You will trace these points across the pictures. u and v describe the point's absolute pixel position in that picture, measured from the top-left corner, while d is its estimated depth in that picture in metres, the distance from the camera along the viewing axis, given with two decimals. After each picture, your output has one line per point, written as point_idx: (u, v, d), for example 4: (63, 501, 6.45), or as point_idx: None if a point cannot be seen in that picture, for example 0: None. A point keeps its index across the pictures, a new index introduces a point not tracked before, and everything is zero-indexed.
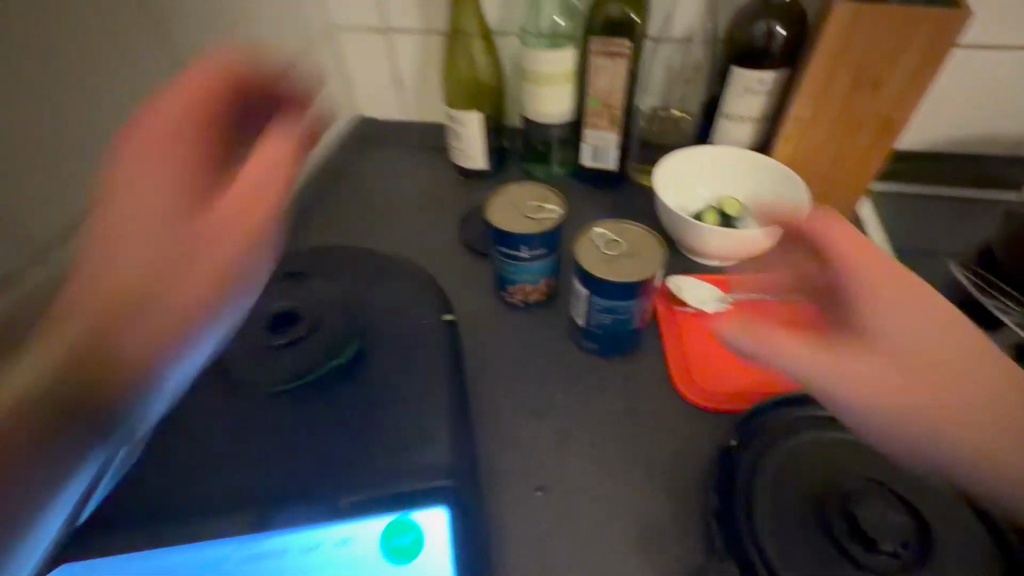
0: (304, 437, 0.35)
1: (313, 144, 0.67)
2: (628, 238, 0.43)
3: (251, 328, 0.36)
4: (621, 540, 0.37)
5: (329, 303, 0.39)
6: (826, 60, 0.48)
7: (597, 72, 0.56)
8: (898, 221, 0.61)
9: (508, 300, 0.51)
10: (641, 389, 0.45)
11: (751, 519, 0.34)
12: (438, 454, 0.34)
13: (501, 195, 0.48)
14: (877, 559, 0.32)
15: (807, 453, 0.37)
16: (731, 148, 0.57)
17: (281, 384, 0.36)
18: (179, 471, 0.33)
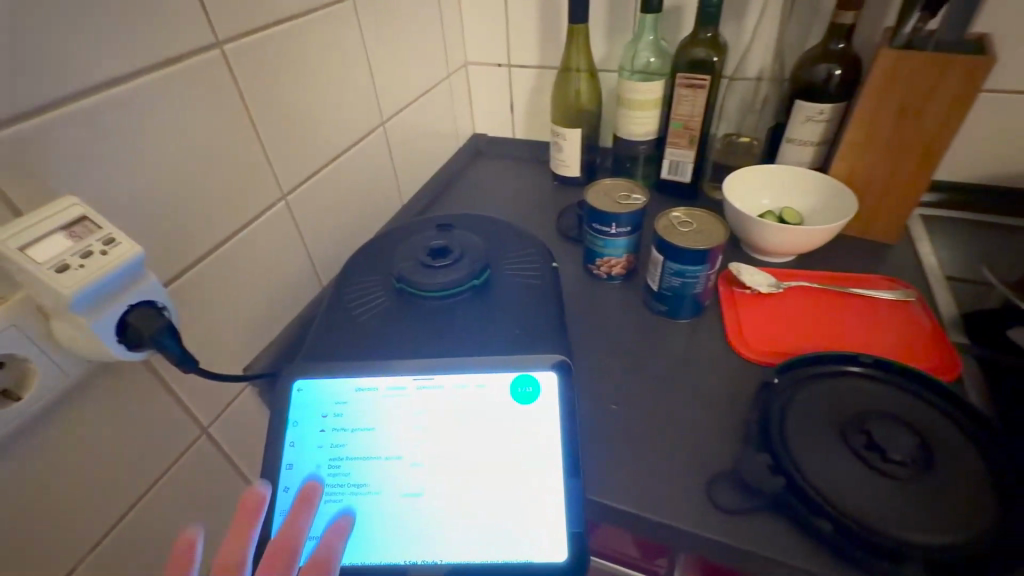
0: (456, 328, 0.48)
1: (440, 151, 0.85)
2: (697, 220, 0.55)
3: (417, 257, 0.52)
4: (679, 442, 0.48)
5: (474, 242, 0.54)
6: (871, 96, 0.59)
7: (680, 101, 0.69)
8: (949, 242, 0.69)
9: (595, 273, 0.65)
10: (702, 345, 0.57)
11: (785, 429, 0.45)
12: (551, 345, 0.46)
13: (596, 186, 0.62)
14: (887, 464, 0.41)
15: (834, 389, 0.47)
16: (793, 167, 0.67)
17: (435, 290, 0.50)
18: (375, 337, 0.48)
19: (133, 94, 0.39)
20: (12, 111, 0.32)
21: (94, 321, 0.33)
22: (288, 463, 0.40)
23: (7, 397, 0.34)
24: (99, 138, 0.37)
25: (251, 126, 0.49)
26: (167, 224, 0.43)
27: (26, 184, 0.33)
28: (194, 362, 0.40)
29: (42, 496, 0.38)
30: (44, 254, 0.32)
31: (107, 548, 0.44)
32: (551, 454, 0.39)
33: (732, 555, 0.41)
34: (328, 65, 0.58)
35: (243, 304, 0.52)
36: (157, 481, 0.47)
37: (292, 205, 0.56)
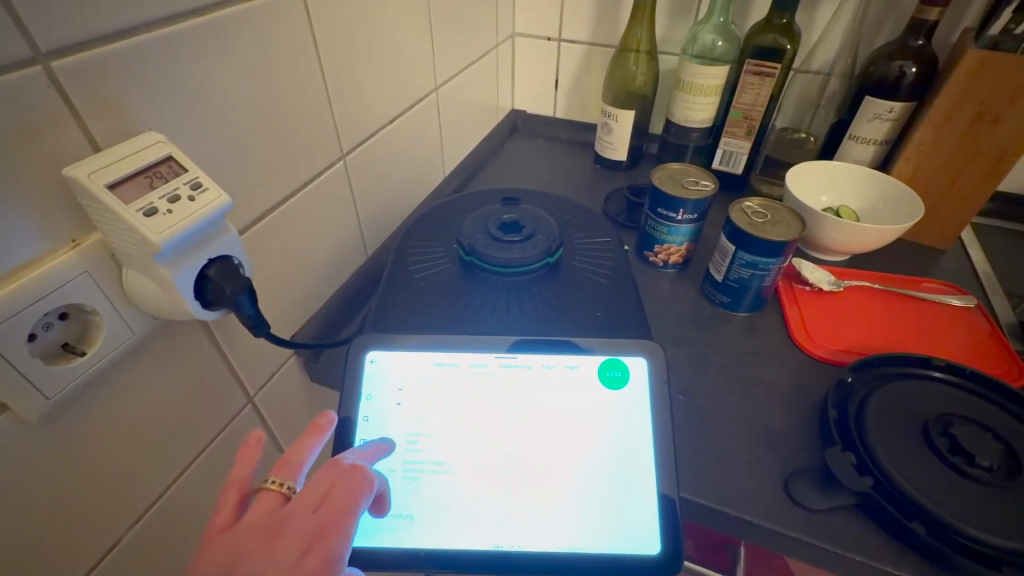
0: (530, 306, 0.46)
1: (480, 125, 0.81)
2: (770, 212, 0.54)
3: (487, 229, 0.50)
4: (749, 438, 0.46)
5: (542, 219, 0.51)
6: (950, 96, 0.58)
7: (745, 89, 0.67)
8: (996, 249, 0.70)
9: (651, 260, 0.63)
10: (764, 339, 0.55)
11: (863, 428, 0.44)
12: (630, 329, 0.45)
13: (661, 169, 0.59)
14: (973, 468, 0.41)
15: (907, 390, 0.47)
16: (853, 164, 0.66)
17: (506, 266, 0.47)
18: (442, 312, 0.46)
19: (217, 24, 0.35)
20: (100, 27, 0.28)
21: (176, 273, 0.30)
22: (363, 439, 0.38)
23: (70, 352, 0.31)
24: (181, 69, 0.33)
25: (321, 76, 0.46)
26: (235, 174, 0.39)
27: (106, 113, 0.30)
28: (264, 325, 0.37)
29: (96, 461, 0.35)
30: (131, 196, 0.29)
31: (152, 520, 0.41)
32: (642, 440, 0.39)
33: (817, 552, 0.40)
34: (396, 20, 0.54)
35: (296, 268, 0.48)
36: (205, 450, 0.44)
37: (349, 166, 0.52)
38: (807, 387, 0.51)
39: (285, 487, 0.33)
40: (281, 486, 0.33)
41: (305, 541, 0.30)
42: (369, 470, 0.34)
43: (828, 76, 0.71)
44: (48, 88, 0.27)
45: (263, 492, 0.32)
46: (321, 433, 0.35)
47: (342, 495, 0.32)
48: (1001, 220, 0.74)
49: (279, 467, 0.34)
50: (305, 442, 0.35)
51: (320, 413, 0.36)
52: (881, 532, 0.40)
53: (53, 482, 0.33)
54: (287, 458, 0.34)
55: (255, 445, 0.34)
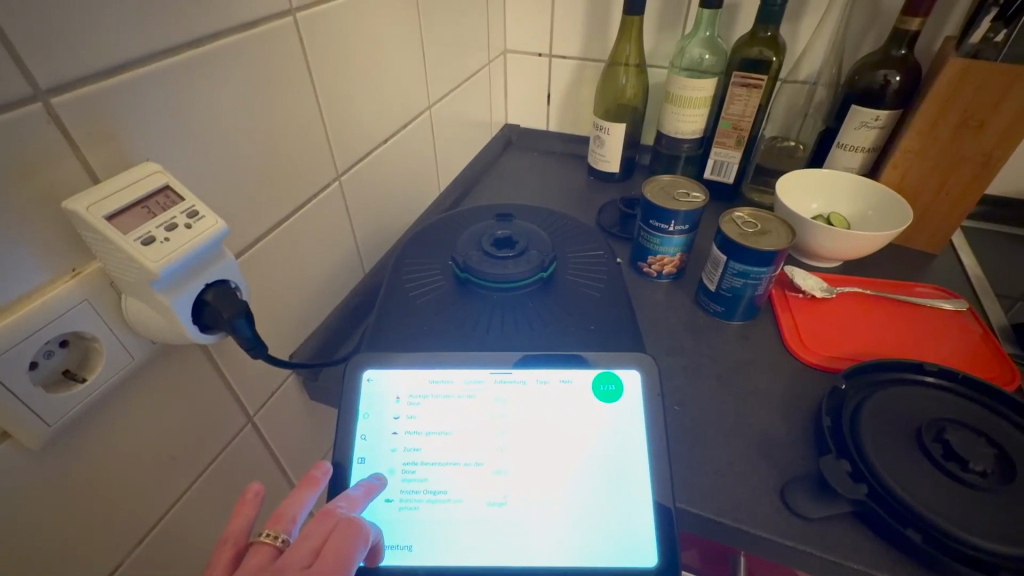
0: (525, 321, 0.47)
1: (474, 140, 0.82)
2: (760, 222, 0.55)
3: (481, 245, 0.50)
4: (745, 448, 0.46)
5: (535, 234, 0.52)
6: (935, 104, 0.59)
7: (733, 100, 0.68)
8: (986, 253, 0.70)
9: (645, 271, 0.63)
10: (759, 347, 0.56)
11: (857, 435, 0.44)
12: (624, 341, 0.46)
13: (652, 181, 0.60)
14: (967, 473, 0.41)
15: (901, 396, 0.47)
16: (842, 171, 0.67)
17: (500, 282, 0.48)
18: (439, 328, 0.46)
19: (211, 54, 0.36)
20: (97, 62, 0.29)
21: (174, 299, 0.31)
22: (361, 458, 0.38)
23: (70, 379, 0.32)
24: (176, 98, 0.34)
25: (315, 100, 0.47)
26: (231, 198, 0.40)
27: (105, 145, 0.30)
28: (263, 346, 0.38)
29: (97, 486, 0.35)
30: (130, 226, 0.29)
31: (153, 544, 0.41)
32: (637, 453, 0.39)
33: (815, 561, 0.40)
34: (387, 42, 0.55)
35: (294, 288, 0.49)
36: (205, 471, 0.44)
37: (344, 186, 0.53)
38: (801, 394, 0.51)
39: (280, 540, 0.32)
40: (275, 539, 0.32)
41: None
42: (363, 524, 0.34)
43: (814, 85, 0.72)
44: (48, 124, 0.28)
45: (257, 546, 0.32)
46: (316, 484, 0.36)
47: (339, 547, 0.32)
48: (991, 223, 0.75)
49: (273, 520, 0.33)
50: (301, 493, 0.35)
51: (315, 464, 0.36)
52: (879, 540, 0.41)
53: (55, 508, 0.33)
54: (283, 510, 0.34)
55: (253, 499, 0.35)
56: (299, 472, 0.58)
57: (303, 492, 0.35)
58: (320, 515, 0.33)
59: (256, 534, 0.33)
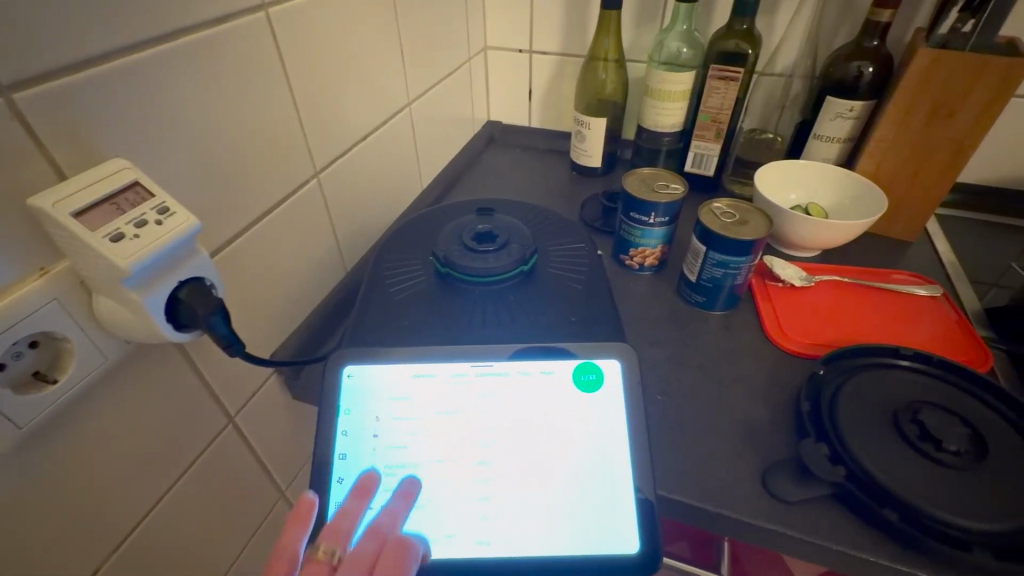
0: (506, 314, 0.47)
1: (456, 137, 0.82)
2: (738, 212, 0.55)
3: (461, 240, 0.50)
4: (726, 434, 0.47)
5: (516, 228, 0.52)
6: (906, 94, 0.60)
7: (711, 93, 0.68)
8: (959, 239, 0.72)
9: (627, 263, 0.64)
10: (739, 336, 0.57)
11: (836, 420, 0.45)
12: (605, 331, 0.46)
13: (633, 174, 0.60)
14: (941, 453, 0.42)
15: (877, 379, 0.48)
16: (818, 162, 0.68)
17: (483, 275, 0.48)
18: (421, 323, 0.46)
19: (183, 49, 0.36)
20: (63, 57, 0.29)
21: (147, 297, 0.31)
22: (342, 453, 0.38)
23: (41, 380, 0.31)
24: (146, 94, 0.34)
25: (290, 96, 0.46)
26: (205, 195, 0.39)
27: (72, 142, 0.30)
28: (240, 345, 0.37)
29: (74, 490, 0.35)
30: (99, 223, 0.29)
31: (133, 548, 0.40)
32: (618, 442, 0.39)
33: (795, 544, 0.41)
34: (365, 38, 0.55)
35: (273, 287, 0.49)
36: (185, 474, 0.43)
37: (323, 183, 0.53)
38: (781, 381, 0.52)
39: (334, 555, 0.35)
40: (330, 554, 0.35)
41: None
42: (410, 539, 0.35)
43: (791, 77, 0.73)
44: (11, 120, 0.27)
45: (315, 564, 0.34)
46: (357, 502, 0.36)
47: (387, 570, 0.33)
48: (964, 210, 0.76)
49: (330, 533, 0.35)
50: (352, 504, 0.36)
51: (365, 475, 0.37)
52: (857, 522, 0.41)
53: (29, 513, 0.33)
54: (337, 525, 0.35)
55: (308, 508, 0.36)
56: (284, 472, 0.57)
57: (350, 505, 0.36)
58: (370, 534, 0.35)
59: (312, 548, 0.35)
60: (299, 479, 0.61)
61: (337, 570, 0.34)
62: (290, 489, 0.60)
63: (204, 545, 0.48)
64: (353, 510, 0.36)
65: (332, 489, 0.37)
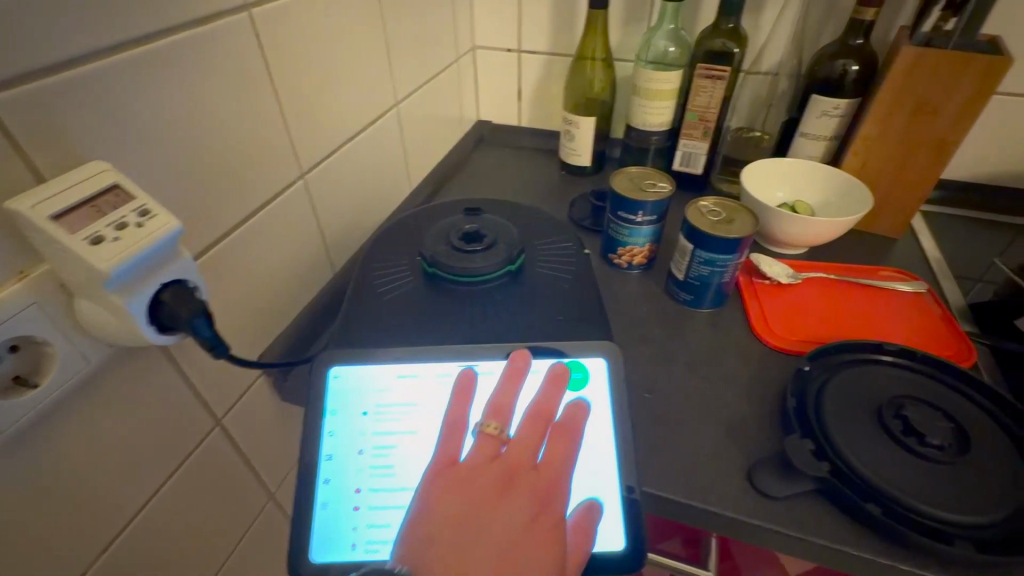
0: (494, 313, 0.47)
1: (446, 137, 0.82)
2: (724, 210, 0.56)
3: (449, 240, 0.50)
4: (713, 432, 0.47)
5: (504, 227, 0.52)
6: (891, 92, 0.61)
7: (698, 91, 0.68)
8: (944, 236, 0.72)
9: (616, 262, 0.64)
10: (727, 334, 0.57)
11: (821, 416, 0.45)
12: (592, 329, 0.46)
13: (620, 173, 0.60)
14: (924, 447, 0.42)
15: (861, 375, 0.48)
16: (805, 160, 0.68)
17: (470, 276, 0.48)
18: (408, 323, 0.46)
19: (165, 50, 0.35)
20: (42, 57, 0.29)
21: (127, 300, 0.31)
22: (328, 454, 0.38)
23: (22, 384, 0.31)
24: (129, 95, 0.33)
25: (275, 97, 0.46)
26: (189, 197, 0.39)
27: (50, 145, 0.30)
28: (225, 348, 0.37)
29: (58, 495, 0.35)
30: (78, 226, 0.29)
31: (119, 552, 0.40)
32: (604, 439, 0.40)
33: (781, 539, 0.41)
34: (352, 38, 0.55)
35: (260, 288, 0.48)
36: (172, 476, 0.43)
37: (309, 184, 0.53)
38: (767, 378, 0.52)
39: (501, 430, 0.37)
40: (498, 431, 0.37)
41: (535, 504, 0.35)
42: (572, 411, 0.39)
43: (777, 76, 0.73)
44: None
45: (487, 434, 0.37)
46: (512, 373, 0.40)
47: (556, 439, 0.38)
48: (949, 207, 0.77)
49: (494, 413, 0.38)
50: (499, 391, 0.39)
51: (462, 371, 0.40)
52: (842, 516, 0.42)
53: (12, 518, 0.32)
54: (500, 404, 0.39)
55: (468, 384, 0.39)
56: (272, 474, 0.57)
57: (505, 383, 0.40)
58: (535, 405, 0.39)
59: (478, 424, 0.38)
60: (289, 481, 0.61)
61: (506, 447, 0.37)
62: (279, 491, 0.59)
63: (192, 548, 0.47)
64: (504, 384, 0.40)
65: (318, 490, 0.37)
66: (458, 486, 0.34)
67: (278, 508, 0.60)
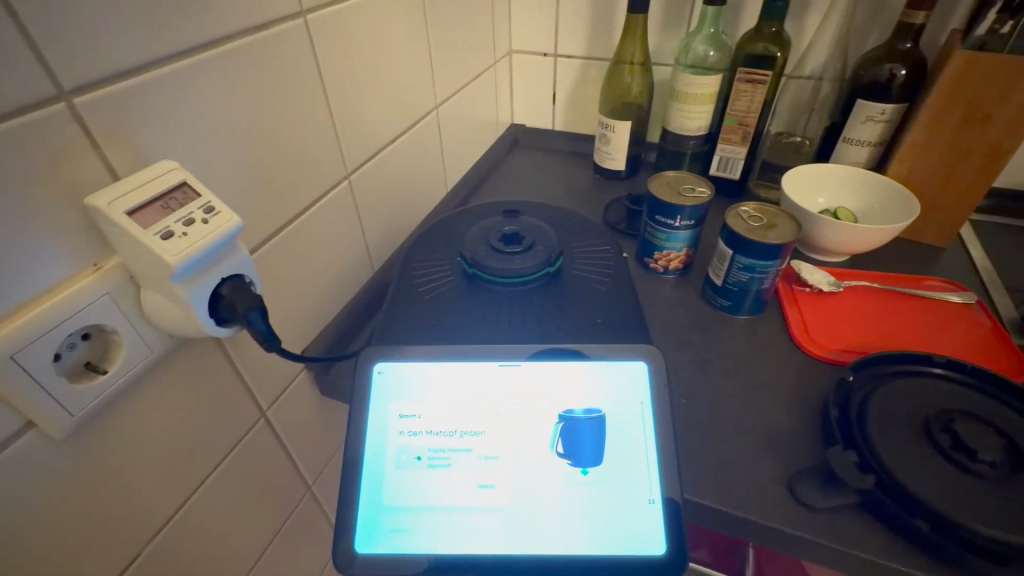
0: (533, 314, 0.47)
1: (481, 141, 0.83)
2: (766, 216, 0.55)
3: (488, 241, 0.51)
4: (752, 440, 0.47)
5: (543, 230, 0.53)
6: (941, 97, 0.59)
7: (738, 96, 0.68)
8: (996, 246, 0.70)
9: (652, 266, 0.64)
10: (766, 342, 0.56)
11: (865, 427, 0.44)
12: (631, 334, 0.46)
13: (659, 177, 0.60)
14: (976, 464, 0.41)
15: (908, 387, 0.47)
16: (848, 166, 0.67)
17: (507, 276, 0.48)
18: (447, 323, 0.47)
19: (227, 57, 0.37)
20: (120, 64, 0.30)
21: (192, 292, 0.32)
22: (372, 448, 0.39)
23: (92, 371, 0.33)
24: (193, 98, 0.35)
25: (324, 99, 0.48)
26: (245, 196, 0.41)
27: (125, 145, 0.32)
28: (276, 341, 0.38)
29: (119, 477, 0.36)
30: (149, 221, 0.31)
31: (172, 534, 0.42)
32: (642, 444, 0.39)
33: (823, 552, 0.41)
34: (396, 43, 0.56)
35: (305, 286, 0.50)
36: (221, 464, 0.45)
37: (354, 185, 0.54)
38: (809, 387, 0.51)
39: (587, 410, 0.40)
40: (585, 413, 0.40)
41: (605, 501, 0.38)
42: (643, 383, 0.41)
43: (820, 80, 0.72)
44: (71, 123, 0.29)
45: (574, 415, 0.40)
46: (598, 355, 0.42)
47: (645, 428, 0.40)
48: (1001, 216, 0.74)
49: (582, 396, 0.41)
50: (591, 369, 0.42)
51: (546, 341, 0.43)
52: (888, 531, 0.41)
53: (80, 498, 0.34)
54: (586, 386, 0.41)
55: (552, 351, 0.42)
56: (311, 466, 0.59)
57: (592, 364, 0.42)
58: (617, 388, 0.41)
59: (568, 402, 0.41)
60: (326, 473, 0.62)
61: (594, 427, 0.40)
62: (316, 483, 0.61)
63: (235, 534, 0.49)
64: (588, 368, 0.42)
65: (363, 482, 0.38)
66: (539, 466, 0.39)
67: (315, 501, 0.62)
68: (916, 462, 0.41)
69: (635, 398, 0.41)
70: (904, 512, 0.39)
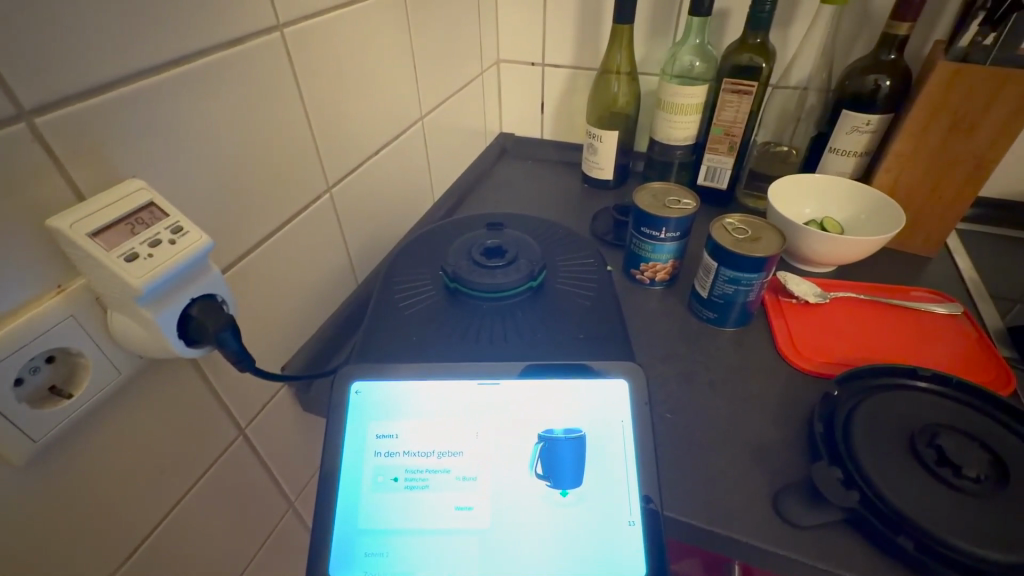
0: (514, 329, 0.47)
1: (468, 150, 0.83)
2: (752, 228, 0.55)
3: (471, 255, 0.51)
4: (737, 455, 0.46)
5: (526, 243, 0.52)
6: (926, 108, 0.59)
7: (724, 106, 0.68)
8: (981, 255, 0.70)
9: (638, 278, 0.63)
10: (752, 354, 0.56)
11: (849, 442, 0.44)
12: (613, 349, 0.46)
13: (644, 188, 0.60)
14: (961, 480, 0.40)
15: (894, 401, 0.47)
16: (834, 177, 0.67)
17: (489, 291, 0.48)
18: (428, 338, 0.46)
19: (200, 72, 0.36)
20: (84, 82, 0.30)
21: (160, 314, 0.31)
22: (349, 468, 0.38)
23: (57, 395, 0.32)
24: (163, 114, 0.34)
25: (304, 113, 0.47)
26: (219, 212, 0.40)
27: (91, 163, 0.31)
28: (251, 360, 0.38)
29: (88, 501, 0.35)
30: (114, 243, 0.30)
31: (145, 557, 0.41)
32: (623, 463, 0.39)
33: (808, 570, 0.40)
34: (379, 55, 0.56)
35: (285, 302, 0.49)
36: (197, 483, 0.44)
37: (336, 198, 0.53)
38: (795, 401, 0.51)
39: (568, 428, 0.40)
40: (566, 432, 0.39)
41: (585, 522, 0.37)
42: (625, 400, 0.41)
43: (806, 90, 0.72)
44: (33, 143, 0.28)
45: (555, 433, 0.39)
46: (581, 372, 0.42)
47: (626, 446, 0.39)
48: (988, 225, 0.74)
49: (563, 413, 0.40)
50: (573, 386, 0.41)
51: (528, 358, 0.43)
52: (873, 548, 0.40)
53: (44, 524, 0.33)
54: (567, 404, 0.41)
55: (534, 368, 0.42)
56: (292, 482, 0.58)
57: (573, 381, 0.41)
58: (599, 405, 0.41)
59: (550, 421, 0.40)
60: (309, 489, 0.61)
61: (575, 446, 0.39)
62: (299, 499, 0.60)
63: (213, 554, 0.48)
64: (570, 386, 0.41)
65: (339, 503, 0.37)
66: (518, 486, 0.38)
67: (298, 517, 0.61)
68: (902, 479, 0.41)
69: (617, 415, 0.40)
70: (890, 530, 0.39)
